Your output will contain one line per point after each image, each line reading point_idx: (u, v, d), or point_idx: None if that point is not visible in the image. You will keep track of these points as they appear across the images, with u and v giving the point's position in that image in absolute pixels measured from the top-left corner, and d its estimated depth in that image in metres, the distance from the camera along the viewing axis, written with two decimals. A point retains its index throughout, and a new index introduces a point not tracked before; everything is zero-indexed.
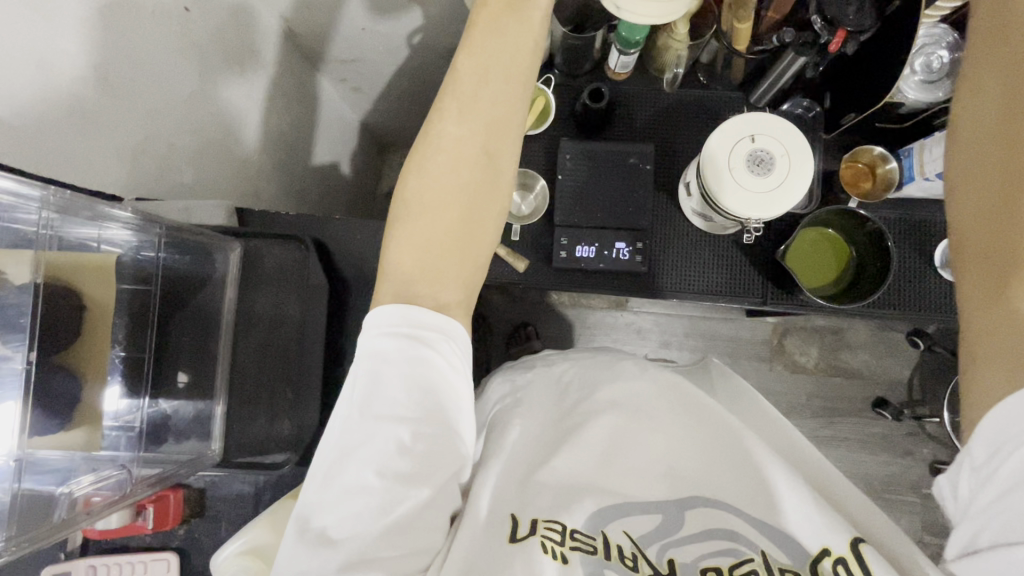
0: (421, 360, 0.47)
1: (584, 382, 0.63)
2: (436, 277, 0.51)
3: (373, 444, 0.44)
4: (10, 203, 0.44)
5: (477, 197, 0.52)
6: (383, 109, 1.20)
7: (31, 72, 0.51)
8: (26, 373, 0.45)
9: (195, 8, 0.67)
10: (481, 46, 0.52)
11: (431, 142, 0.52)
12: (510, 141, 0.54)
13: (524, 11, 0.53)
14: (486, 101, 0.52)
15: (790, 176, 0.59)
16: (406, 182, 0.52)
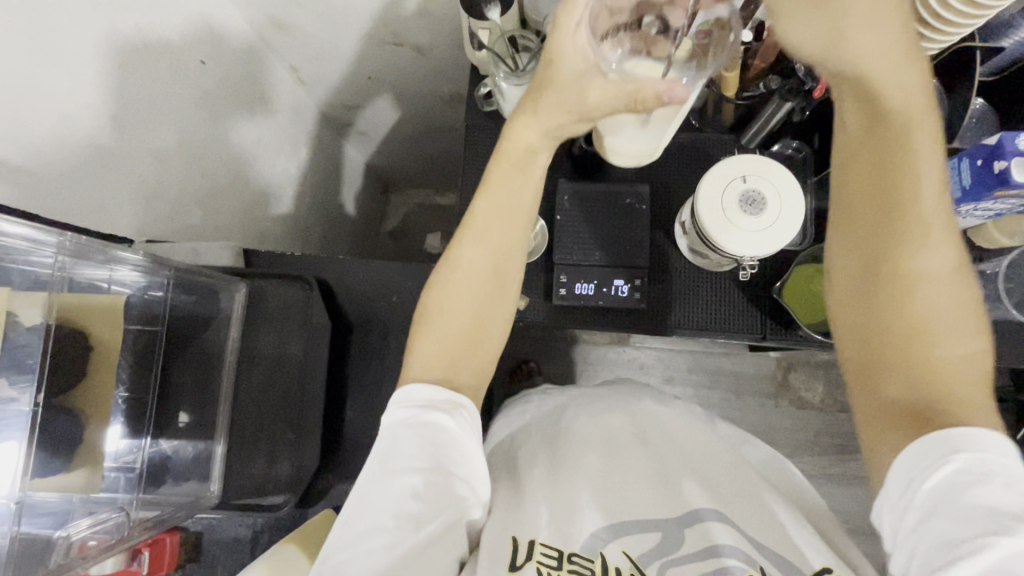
0: (432, 424, 0.46)
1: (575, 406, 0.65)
2: (454, 365, 0.51)
3: (386, 494, 0.44)
4: (26, 247, 0.46)
5: (488, 310, 0.53)
6: (387, 151, 1.25)
7: (54, 123, 0.53)
8: (31, 415, 0.45)
9: (211, 61, 0.72)
10: (495, 182, 0.53)
11: (446, 265, 0.53)
12: (518, 262, 0.55)
13: (530, 163, 0.54)
14: (501, 229, 0.54)
15: (782, 217, 0.61)
16: (429, 291, 0.53)
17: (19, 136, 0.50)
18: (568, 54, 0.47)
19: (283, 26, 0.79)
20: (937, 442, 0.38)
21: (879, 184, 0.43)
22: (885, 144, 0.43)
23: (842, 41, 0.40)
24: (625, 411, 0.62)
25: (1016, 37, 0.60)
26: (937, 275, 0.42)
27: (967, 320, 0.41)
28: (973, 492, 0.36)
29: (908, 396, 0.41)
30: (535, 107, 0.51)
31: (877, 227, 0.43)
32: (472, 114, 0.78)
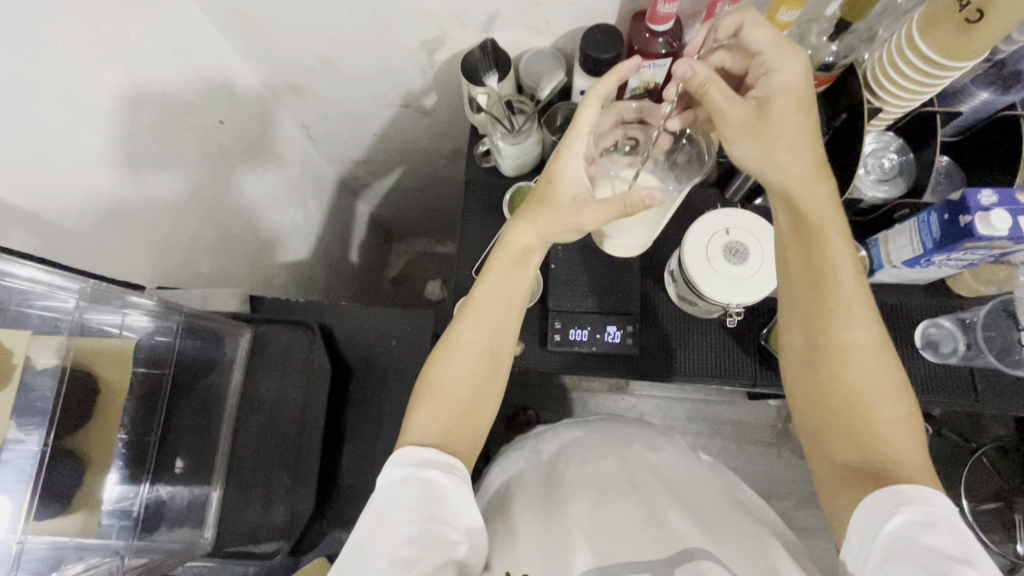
0: (428, 481, 0.48)
1: (569, 456, 0.65)
2: (449, 432, 0.53)
3: (383, 540, 0.45)
4: (43, 291, 0.48)
5: (481, 388, 0.55)
6: (390, 203, 1.32)
7: (81, 178, 0.57)
8: (41, 455, 0.47)
9: (228, 120, 0.78)
10: (494, 276, 0.57)
11: (444, 345, 0.56)
12: (512, 343, 0.58)
13: (528, 260, 0.58)
14: (498, 315, 0.57)
15: (763, 266, 0.64)
16: (428, 367, 0.56)
17: (53, 188, 0.55)
18: (569, 174, 0.56)
19: (298, 89, 0.89)
20: (886, 497, 0.45)
21: (809, 273, 0.52)
22: (808, 241, 0.52)
23: (773, 161, 0.52)
24: (617, 457, 0.63)
25: (973, 102, 0.65)
26: (866, 347, 0.50)
27: (895, 385, 0.49)
28: (921, 537, 0.42)
29: (855, 455, 0.48)
30: (535, 214, 0.57)
31: (810, 310, 0.52)
32: (472, 170, 0.83)
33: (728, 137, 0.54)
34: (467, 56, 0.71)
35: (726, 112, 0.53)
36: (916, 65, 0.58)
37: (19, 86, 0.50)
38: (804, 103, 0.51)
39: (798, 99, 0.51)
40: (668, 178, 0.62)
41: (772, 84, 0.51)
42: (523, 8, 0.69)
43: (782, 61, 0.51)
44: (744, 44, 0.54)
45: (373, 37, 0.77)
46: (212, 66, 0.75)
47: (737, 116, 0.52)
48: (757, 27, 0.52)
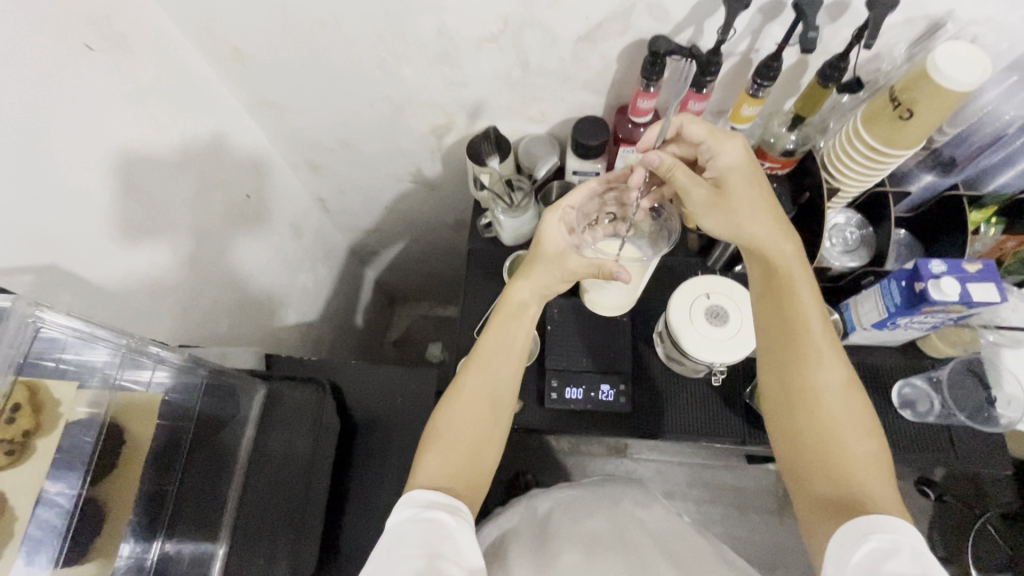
0: (434, 519, 0.49)
1: (563, 512, 0.67)
2: (455, 475, 0.55)
3: (392, 574, 0.45)
4: (78, 341, 0.50)
5: (486, 432, 0.59)
6: (397, 270, 1.41)
7: (123, 245, 0.64)
8: (77, 499, 0.50)
9: (254, 195, 0.89)
10: (498, 329, 0.64)
11: (452, 393, 0.61)
12: (514, 391, 0.63)
13: (524, 314, 0.66)
14: (501, 363, 0.63)
15: (742, 328, 0.70)
16: (437, 414, 0.60)
17: (103, 255, 0.61)
18: (552, 239, 0.66)
19: (318, 167, 1.00)
20: (854, 529, 0.48)
21: (782, 320, 0.59)
22: (780, 292, 0.60)
23: (739, 228, 0.60)
24: (609, 515, 0.65)
25: (920, 183, 0.74)
26: (836, 384, 0.55)
27: (864, 422, 0.54)
28: (888, 564, 0.44)
29: (833, 488, 0.52)
30: (530, 274, 0.66)
31: (785, 351, 0.58)
32: (475, 240, 0.91)
33: (699, 212, 0.62)
34: (472, 141, 0.81)
35: (690, 191, 0.61)
36: (871, 147, 0.65)
37: (89, 169, 0.58)
38: (750, 177, 0.61)
39: (742, 178, 0.61)
40: (643, 246, 0.72)
41: (719, 173, 0.62)
42: (520, 101, 0.80)
43: (725, 149, 0.62)
44: (686, 139, 0.65)
45: (389, 125, 0.88)
46: (242, 150, 0.86)
47: (699, 194, 0.61)
48: (693, 123, 0.62)
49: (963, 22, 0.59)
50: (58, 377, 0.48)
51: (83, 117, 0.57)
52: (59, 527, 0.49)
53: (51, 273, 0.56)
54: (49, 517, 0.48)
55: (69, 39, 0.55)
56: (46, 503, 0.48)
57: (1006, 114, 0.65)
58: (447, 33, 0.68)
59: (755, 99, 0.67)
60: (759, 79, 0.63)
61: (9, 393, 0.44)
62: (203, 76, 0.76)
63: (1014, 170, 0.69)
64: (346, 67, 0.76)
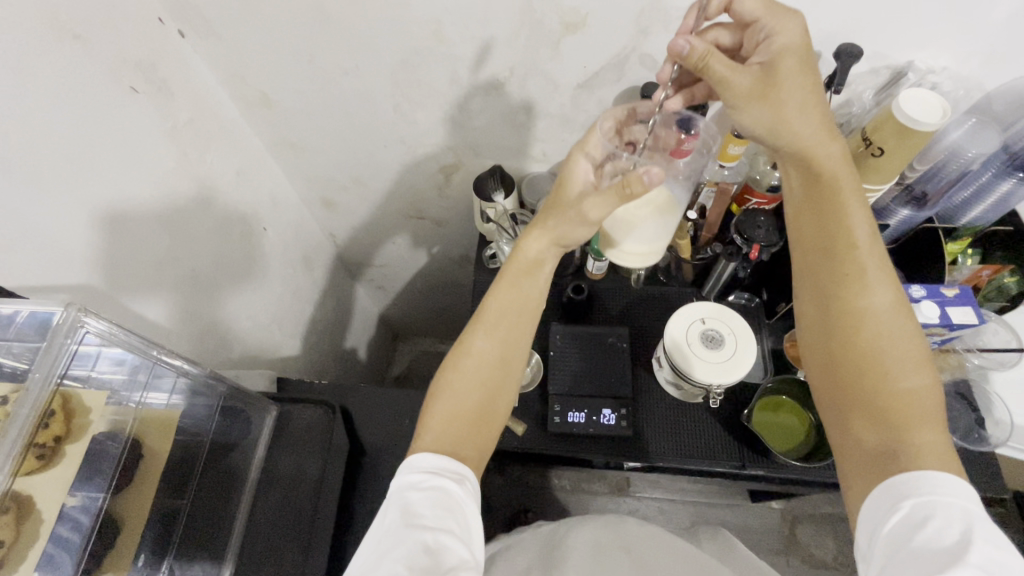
0: (442, 490, 0.49)
1: (567, 529, 0.68)
2: (460, 439, 0.54)
3: (401, 546, 0.45)
4: (110, 352, 0.53)
5: (495, 388, 0.57)
6: (401, 306, 1.46)
7: (154, 271, 0.68)
8: (99, 509, 0.53)
9: (271, 228, 0.94)
10: (507, 284, 0.61)
11: (458, 352, 0.59)
12: (523, 350, 0.60)
13: (539, 269, 0.62)
14: (508, 320, 0.59)
15: (737, 352, 0.73)
16: (444, 372, 0.58)
17: (135, 279, 0.65)
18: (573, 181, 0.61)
19: (331, 204, 1.06)
20: (888, 491, 0.42)
21: (824, 238, 0.52)
22: (825, 202, 0.52)
23: (787, 124, 0.51)
24: (614, 529, 0.66)
25: (897, 218, 0.78)
26: (884, 307, 0.48)
27: (918, 352, 0.46)
28: (924, 528, 0.39)
29: (877, 430, 0.44)
30: (543, 224, 0.61)
31: (829, 269, 0.50)
32: (480, 271, 0.95)
33: (733, 108, 0.53)
34: (479, 179, 0.86)
35: (731, 80, 0.51)
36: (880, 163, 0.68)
37: (128, 199, 0.63)
38: (804, 63, 0.51)
39: (796, 62, 0.51)
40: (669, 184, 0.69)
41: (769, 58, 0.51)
42: (524, 143, 0.86)
43: (780, 25, 0.51)
44: (736, 18, 0.55)
45: (401, 166, 0.94)
46: (263, 186, 0.92)
47: (743, 82, 0.51)
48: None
49: (922, 71, 0.66)
50: (89, 387, 0.52)
51: (127, 152, 0.62)
52: (78, 543, 0.51)
53: (90, 294, 0.59)
54: (78, 520, 0.51)
55: (119, 83, 0.61)
56: (65, 518, 0.49)
57: (969, 152, 0.69)
58: (458, 82, 0.75)
59: (740, 139, 0.71)
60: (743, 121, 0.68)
61: (49, 401, 0.47)
62: (232, 119, 0.83)
63: (988, 199, 0.74)
64: (363, 112, 0.82)
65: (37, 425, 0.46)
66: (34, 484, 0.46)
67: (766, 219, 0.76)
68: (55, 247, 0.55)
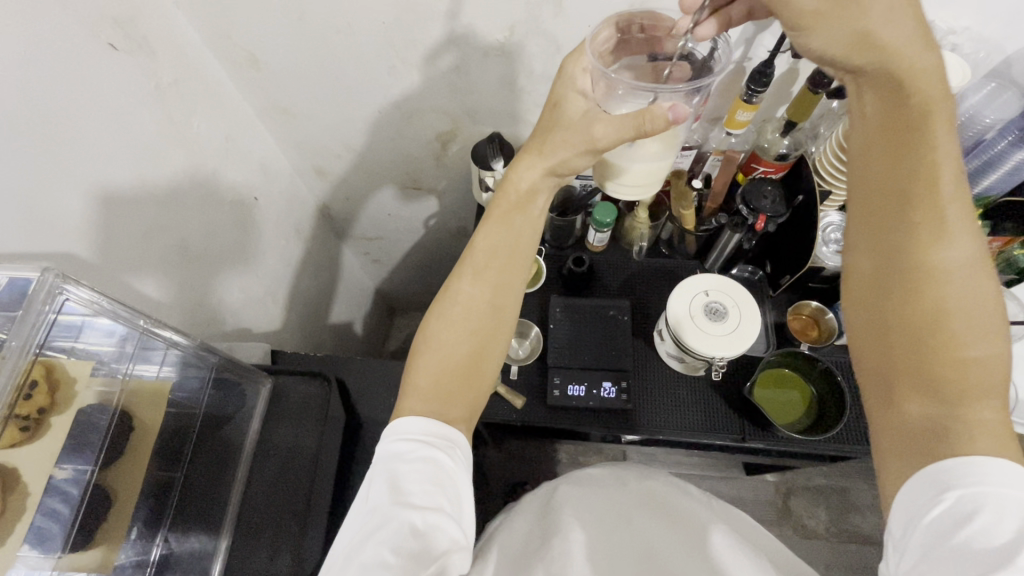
0: (432, 462, 0.48)
1: (568, 484, 0.66)
2: (447, 398, 0.53)
3: (389, 527, 0.44)
4: (95, 322, 0.51)
5: (486, 338, 0.56)
6: (396, 279, 1.44)
7: (141, 239, 0.65)
8: (87, 481, 0.51)
9: (262, 198, 0.91)
10: (497, 223, 0.58)
11: (444, 300, 0.57)
12: (514, 299, 0.58)
13: (531, 204, 0.59)
14: (496, 267, 0.57)
15: (741, 324, 0.72)
16: (428, 323, 0.57)
17: (122, 250, 0.63)
18: (575, 104, 0.58)
19: (323, 172, 1.02)
20: (931, 482, 0.40)
21: (898, 180, 0.45)
22: (903, 136, 0.45)
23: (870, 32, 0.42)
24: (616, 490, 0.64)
25: None
26: (958, 267, 0.43)
27: (988, 318, 0.43)
28: (971, 527, 0.38)
29: (927, 403, 0.42)
30: (543, 151, 0.58)
31: (898, 217, 0.45)
32: None
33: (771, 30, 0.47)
34: (478, 147, 0.83)
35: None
36: None
37: (112, 163, 0.60)
38: None
39: None
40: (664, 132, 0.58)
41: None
42: (524, 108, 0.83)
43: None
44: None
45: (397, 132, 0.90)
46: (253, 153, 0.88)
47: None
48: None
49: (943, 31, 0.63)
50: (73, 357, 0.50)
51: (109, 112, 0.59)
52: (69, 514, 0.50)
53: (70, 262, 0.56)
54: (66, 494, 0.49)
55: (95, 38, 0.57)
56: (54, 489, 0.48)
57: (985, 118, 0.68)
58: (456, 42, 0.71)
59: (749, 105, 0.68)
60: (751, 85, 0.65)
61: (28, 370, 0.45)
62: (218, 80, 0.79)
63: (1001, 169, 0.70)
64: (357, 74, 0.79)
65: (15, 395, 0.44)
66: (16, 457, 0.44)
67: (772, 188, 0.74)
68: (34, 211, 0.52)
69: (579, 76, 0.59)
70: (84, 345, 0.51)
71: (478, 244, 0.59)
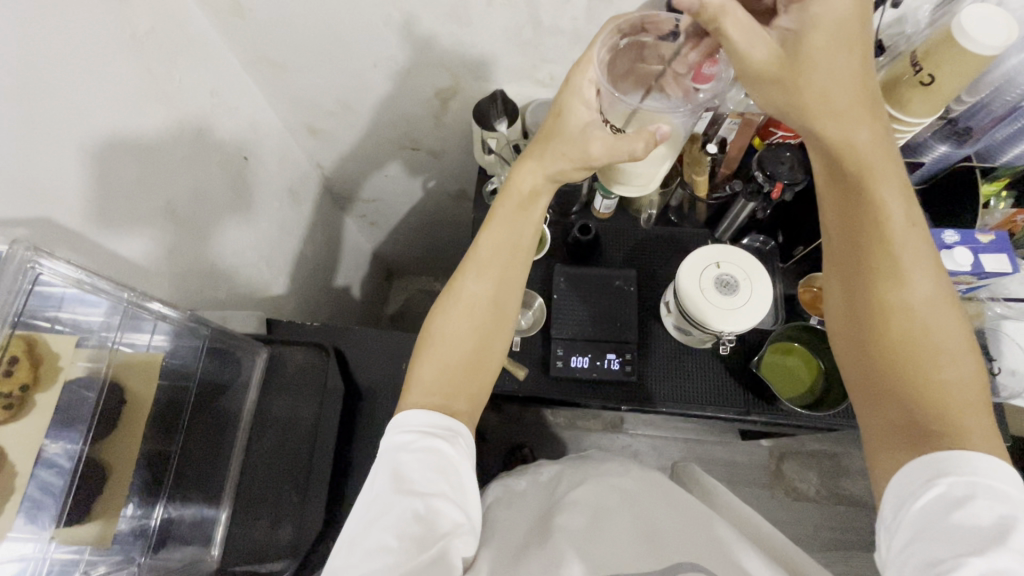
0: (434, 451, 0.47)
1: (575, 475, 0.64)
2: (451, 392, 0.51)
3: (390, 514, 0.43)
4: (77, 294, 0.48)
5: (488, 337, 0.54)
6: (393, 242, 1.41)
7: (123, 202, 0.61)
8: (81, 456, 0.50)
9: (252, 157, 0.86)
10: (498, 222, 0.56)
11: (447, 297, 0.55)
12: (516, 293, 0.56)
13: (533, 205, 0.57)
14: (498, 265, 0.55)
15: (751, 299, 0.69)
16: (433, 319, 0.55)
17: (104, 216, 0.59)
18: (575, 115, 0.55)
19: (316, 131, 0.97)
20: (925, 466, 0.41)
21: (851, 229, 0.48)
22: (850, 189, 0.48)
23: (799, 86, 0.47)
24: (621, 477, 0.61)
25: (934, 155, 0.72)
26: (923, 299, 0.45)
27: (956, 343, 0.44)
28: (959, 513, 0.38)
29: (905, 418, 0.43)
30: (541, 154, 0.56)
31: (857, 256, 0.48)
32: (479, 208, 0.89)
33: (753, 83, 0.50)
34: (479, 106, 0.78)
35: (749, 52, 0.47)
36: (923, 82, 0.60)
37: (88, 122, 0.56)
38: None
39: None
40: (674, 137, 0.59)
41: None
42: (529, 63, 0.77)
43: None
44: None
45: (393, 88, 0.85)
46: (241, 109, 0.83)
47: None
48: None
49: None
50: (55, 331, 0.47)
51: (80, 63, 0.54)
52: (62, 486, 0.48)
53: (49, 227, 0.53)
54: (56, 471, 0.47)
55: None
56: (46, 463, 0.47)
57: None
58: None
59: None
60: None
61: (7, 345, 0.42)
62: (200, 29, 0.72)
63: None
64: (351, 24, 0.73)
65: None
66: None
67: (791, 153, 0.69)
68: (6, 174, 0.48)
69: (579, 98, 0.55)
70: (66, 320, 0.49)
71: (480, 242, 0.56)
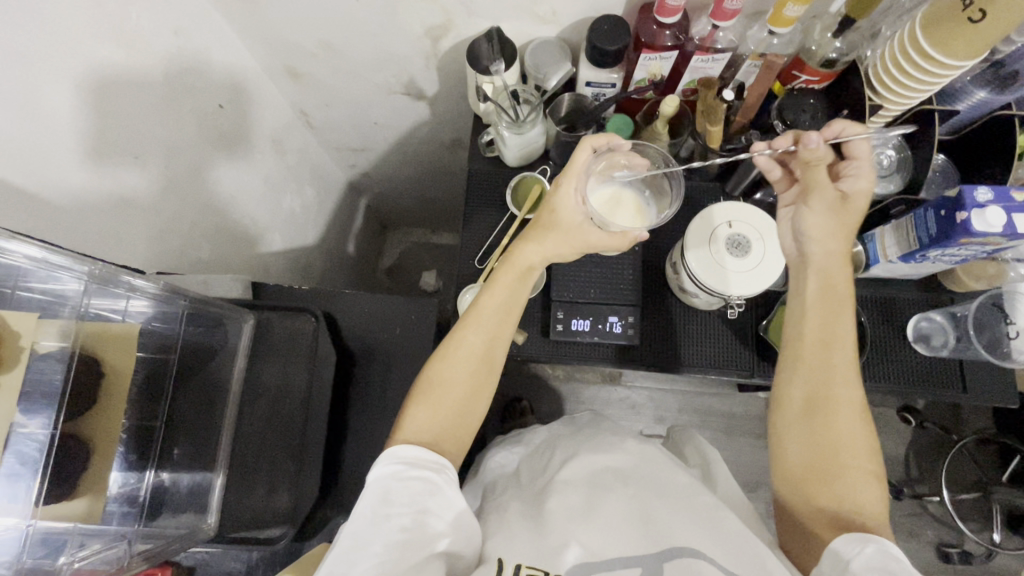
0: (423, 480, 0.49)
1: (569, 446, 0.62)
2: (444, 434, 0.54)
3: (377, 539, 0.46)
4: (30, 267, 0.46)
5: (478, 389, 0.57)
6: (386, 192, 1.34)
7: (85, 162, 0.56)
8: (52, 438, 0.46)
9: (228, 105, 0.79)
10: (499, 285, 0.60)
11: (449, 345, 0.57)
12: (506, 345, 0.60)
13: (530, 277, 0.62)
14: (493, 321, 0.58)
15: (764, 262, 0.65)
16: (431, 362, 0.57)
17: (57, 177, 0.54)
18: (567, 204, 0.62)
19: (297, 74, 0.89)
20: (859, 533, 0.47)
21: (823, 335, 0.58)
22: (828, 305, 0.58)
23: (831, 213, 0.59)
24: (621, 451, 0.60)
25: (970, 102, 0.67)
26: (853, 406, 0.55)
27: (867, 447, 0.54)
28: (893, 561, 0.45)
29: (828, 492, 0.52)
30: (542, 236, 0.61)
31: (815, 360, 0.57)
32: (475, 160, 0.83)
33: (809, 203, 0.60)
34: (473, 45, 0.70)
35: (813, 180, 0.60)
36: (969, 18, 0.53)
37: (31, 72, 0.49)
38: None
39: None
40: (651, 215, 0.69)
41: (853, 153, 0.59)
42: None
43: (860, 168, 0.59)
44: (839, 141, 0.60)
45: (377, 24, 0.76)
46: (211, 50, 0.74)
47: None
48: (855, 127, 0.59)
49: None
50: (15, 307, 0.45)
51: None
52: (37, 457, 0.46)
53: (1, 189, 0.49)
54: (23, 451, 0.45)
55: None
56: (19, 441, 0.45)
57: None
58: None
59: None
60: None
61: None
62: None
63: None
64: None
65: None
66: None
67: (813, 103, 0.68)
68: None
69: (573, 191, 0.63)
70: (36, 296, 0.48)
71: (481, 301, 0.59)
